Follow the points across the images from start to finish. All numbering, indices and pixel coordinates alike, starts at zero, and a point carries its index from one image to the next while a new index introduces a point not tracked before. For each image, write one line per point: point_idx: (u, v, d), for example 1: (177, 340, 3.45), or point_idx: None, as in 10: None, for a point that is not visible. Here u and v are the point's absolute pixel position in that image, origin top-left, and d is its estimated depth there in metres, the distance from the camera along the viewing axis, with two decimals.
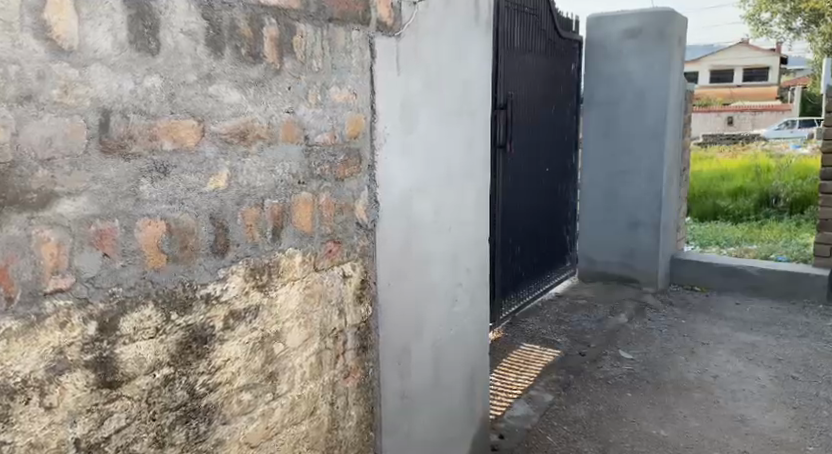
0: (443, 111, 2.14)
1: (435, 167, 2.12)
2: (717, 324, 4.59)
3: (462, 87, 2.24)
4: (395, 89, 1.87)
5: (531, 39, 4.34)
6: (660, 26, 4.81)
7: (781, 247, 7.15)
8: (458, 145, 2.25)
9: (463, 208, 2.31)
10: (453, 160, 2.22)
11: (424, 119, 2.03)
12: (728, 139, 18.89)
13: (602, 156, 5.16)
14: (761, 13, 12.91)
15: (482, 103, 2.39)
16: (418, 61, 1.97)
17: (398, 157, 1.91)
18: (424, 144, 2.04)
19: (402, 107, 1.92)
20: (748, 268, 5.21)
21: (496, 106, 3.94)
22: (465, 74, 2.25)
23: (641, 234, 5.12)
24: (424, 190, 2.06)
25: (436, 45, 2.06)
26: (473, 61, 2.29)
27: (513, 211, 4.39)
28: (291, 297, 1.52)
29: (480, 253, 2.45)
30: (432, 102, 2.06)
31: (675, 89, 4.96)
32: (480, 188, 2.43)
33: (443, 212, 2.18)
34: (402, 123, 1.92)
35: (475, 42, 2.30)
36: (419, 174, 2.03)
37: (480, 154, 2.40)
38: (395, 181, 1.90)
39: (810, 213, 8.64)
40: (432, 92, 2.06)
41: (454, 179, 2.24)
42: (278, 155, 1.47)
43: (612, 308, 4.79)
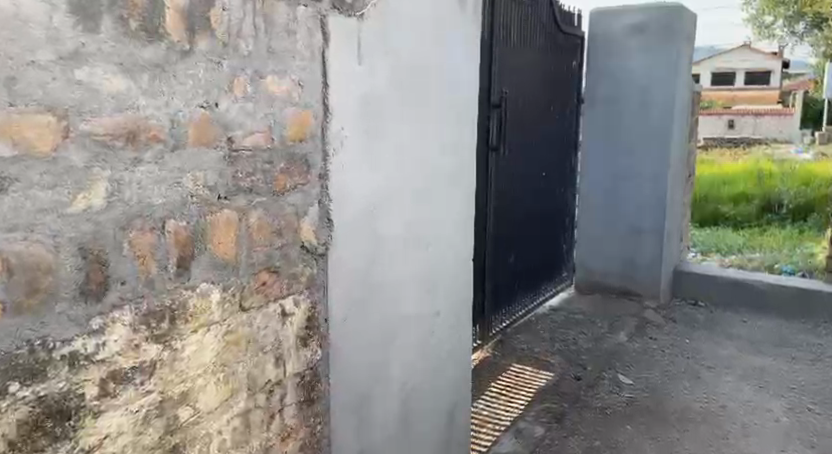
0: (421, 109, 1.79)
1: (410, 176, 1.77)
2: (723, 344, 4.26)
3: (444, 81, 1.89)
4: (358, 81, 1.53)
5: (530, 34, 4.00)
6: (667, 21, 4.47)
7: (785, 256, 6.84)
8: (439, 149, 1.90)
9: (445, 222, 1.96)
10: (432, 168, 1.88)
11: (397, 118, 1.68)
12: (728, 143, 18.58)
13: (603, 160, 4.81)
14: (765, 16, 12.54)
15: (469, 101, 2.05)
16: (387, 48, 1.62)
17: (360, 164, 1.57)
18: (397, 148, 1.70)
19: (367, 104, 1.57)
20: (756, 283, 4.87)
21: (490, 104, 3.60)
22: (448, 66, 1.90)
23: (643, 244, 4.78)
24: (395, 203, 1.72)
25: (413, 30, 1.71)
26: (458, 52, 1.94)
27: (507, 218, 4.05)
28: (204, 347, 1.19)
29: (464, 274, 2.11)
30: (407, 100, 1.72)
31: (683, 91, 4.61)
32: (464, 199, 2.07)
33: (419, 228, 1.83)
34: (365, 122, 1.57)
35: (461, 29, 1.96)
36: (388, 184, 1.68)
37: (465, 159, 2.06)
38: (356, 193, 1.56)
39: (814, 220, 8.36)
40: (408, 87, 1.72)
41: (434, 190, 1.90)
42: (186, 164, 1.12)
43: (610, 324, 4.46)
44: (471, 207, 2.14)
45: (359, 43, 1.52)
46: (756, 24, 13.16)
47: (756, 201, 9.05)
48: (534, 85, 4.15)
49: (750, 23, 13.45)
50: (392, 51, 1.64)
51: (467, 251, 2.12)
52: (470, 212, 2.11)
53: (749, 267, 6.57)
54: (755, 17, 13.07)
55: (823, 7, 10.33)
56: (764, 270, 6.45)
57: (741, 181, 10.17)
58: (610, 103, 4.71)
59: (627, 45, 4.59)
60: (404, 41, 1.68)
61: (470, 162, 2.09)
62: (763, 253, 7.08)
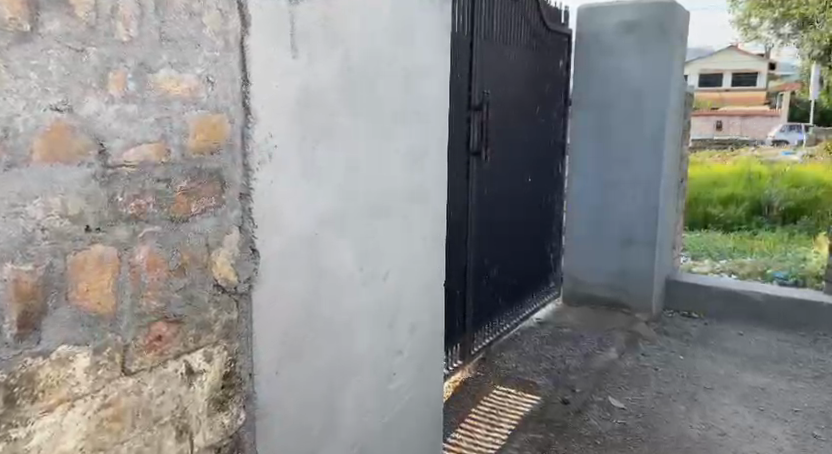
0: (378, 114, 1.51)
1: (366, 192, 1.49)
2: (719, 360, 4.01)
3: (407, 80, 1.61)
4: (294, 80, 1.24)
5: (514, 31, 3.74)
6: (659, 19, 4.20)
7: (778, 260, 6.62)
8: (402, 160, 1.63)
9: (409, 244, 1.69)
10: (394, 180, 1.60)
11: (347, 125, 1.41)
12: (716, 144, 18.45)
13: (592, 165, 4.55)
14: (750, 18, 12.38)
15: (437, 104, 1.78)
16: (332, 41, 1.33)
17: (300, 182, 1.28)
18: (348, 161, 1.42)
19: (307, 108, 1.28)
20: (752, 294, 4.62)
21: (470, 106, 3.32)
22: (412, 63, 1.63)
23: (634, 253, 4.52)
24: (347, 228, 1.44)
25: (367, 19, 1.43)
26: (423, 46, 1.67)
27: (489, 229, 3.78)
28: (68, 431, 0.87)
29: (434, 302, 1.83)
30: (361, 103, 1.44)
31: (676, 92, 4.36)
32: (432, 216, 1.79)
33: (377, 253, 1.55)
34: (305, 130, 1.28)
35: (428, 21, 1.68)
36: (337, 205, 1.40)
37: (434, 172, 1.79)
38: (293, 217, 1.27)
39: (804, 223, 8.16)
40: (362, 86, 1.44)
41: (396, 209, 1.62)
42: (32, 187, 0.81)
43: (599, 340, 4.20)
44: (441, 226, 1.85)
45: (293, 34, 1.23)
46: (742, 27, 12.97)
47: (746, 203, 8.84)
48: (518, 85, 3.87)
49: (736, 25, 13.27)
50: (340, 44, 1.36)
51: (437, 276, 1.85)
52: (440, 231, 1.85)
53: (740, 272, 6.33)
54: (741, 18, 12.88)
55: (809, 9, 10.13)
56: (756, 275, 6.22)
57: (730, 183, 9.97)
58: (600, 104, 4.45)
59: (617, 44, 4.33)
60: (355, 33, 1.40)
61: (440, 174, 1.82)
62: (756, 257, 6.86)
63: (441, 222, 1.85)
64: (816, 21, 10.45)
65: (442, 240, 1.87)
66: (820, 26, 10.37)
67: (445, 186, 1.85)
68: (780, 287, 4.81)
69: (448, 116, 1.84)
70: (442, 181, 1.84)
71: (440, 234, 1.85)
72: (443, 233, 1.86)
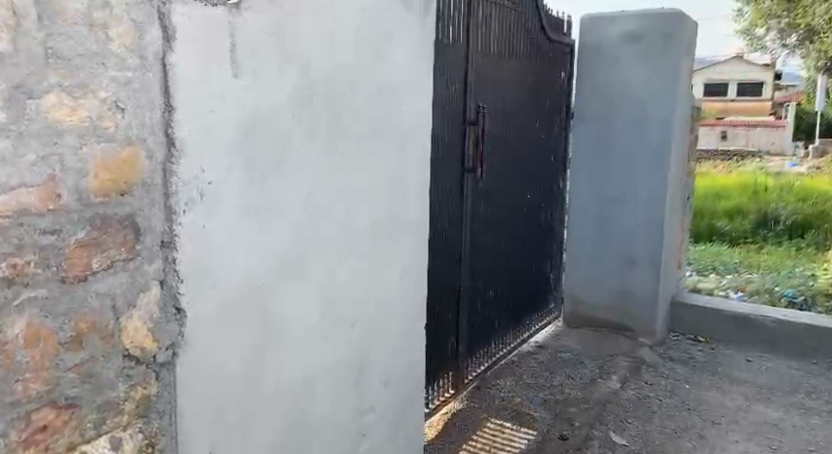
0: (348, 140, 1.31)
1: (332, 230, 1.29)
2: (728, 391, 3.78)
3: (382, 101, 1.42)
4: (235, 106, 1.04)
5: (513, 41, 3.54)
6: (667, 29, 3.99)
7: (785, 276, 6.39)
8: (376, 191, 1.43)
9: (384, 285, 1.49)
10: (367, 213, 1.40)
11: (307, 154, 1.21)
12: (719, 155, 18.23)
13: (594, 181, 4.34)
14: (755, 28, 12.18)
15: (420, 127, 1.59)
16: (285, 57, 1.14)
17: (243, 223, 1.08)
18: (310, 197, 1.22)
19: (253, 137, 1.09)
20: (761, 318, 4.40)
21: (465, 120, 3.12)
22: (388, 82, 1.44)
23: (637, 273, 4.30)
24: (307, 275, 1.24)
25: (331, 34, 1.24)
26: (401, 63, 1.48)
27: (484, 249, 3.57)
28: None
29: (412, 347, 1.64)
30: (325, 128, 1.25)
31: (683, 106, 4.14)
32: (411, 252, 1.60)
33: (346, 297, 1.36)
34: (249, 162, 1.08)
35: (406, 35, 1.49)
36: (295, 246, 1.20)
37: (416, 202, 1.60)
38: (233, 265, 1.07)
39: (812, 237, 7.93)
40: (327, 109, 1.25)
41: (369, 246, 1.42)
42: None
43: (601, 367, 3.98)
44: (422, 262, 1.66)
45: (234, 49, 1.03)
46: (746, 36, 12.68)
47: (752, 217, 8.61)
48: (517, 98, 3.68)
49: (740, 35, 13.04)
50: (297, 61, 1.16)
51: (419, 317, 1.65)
52: (422, 267, 1.65)
53: (747, 290, 6.09)
54: (745, 28, 12.66)
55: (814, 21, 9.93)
56: (763, 293, 5.99)
57: (736, 195, 9.73)
58: (602, 118, 4.24)
59: (621, 55, 4.13)
60: (316, 48, 1.20)
61: (422, 204, 1.63)
62: (763, 273, 6.63)
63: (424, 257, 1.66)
64: (821, 30, 10.24)
65: (423, 277, 1.67)
66: (825, 36, 10.15)
67: (426, 216, 1.65)
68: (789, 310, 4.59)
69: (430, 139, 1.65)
70: (425, 211, 1.65)
71: (421, 270, 1.66)
72: (424, 269, 1.66)
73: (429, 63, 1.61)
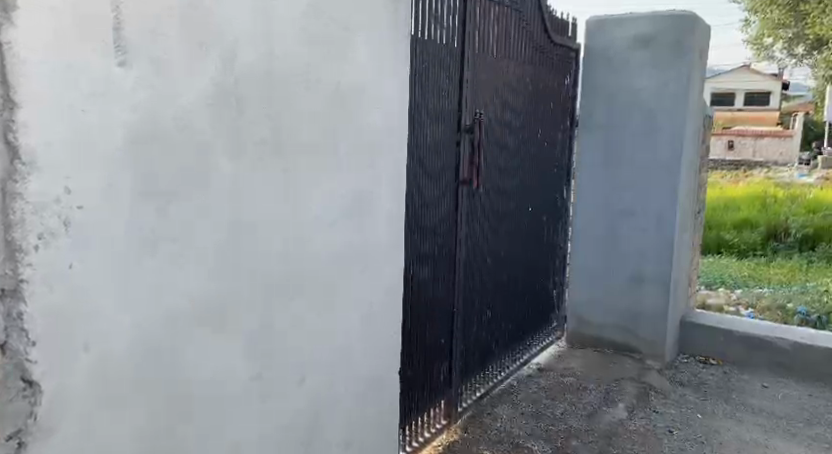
0: (284, 158, 1.10)
1: (261, 264, 1.08)
2: (744, 421, 3.49)
3: (331, 111, 1.21)
4: (129, 110, 0.82)
5: (515, 44, 3.29)
6: (679, 33, 3.70)
7: (797, 291, 6.08)
8: (326, 222, 1.22)
9: (337, 331, 1.29)
10: (313, 247, 1.20)
11: (233, 180, 1.00)
12: (727, 164, 17.86)
13: (600, 193, 4.07)
14: (762, 37, 11.86)
15: (382, 142, 1.38)
16: (201, 46, 0.91)
17: (145, 263, 0.87)
18: (235, 230, 1.01)
19: (155, 150, 0.86)
20: (778, 342, 4.10)
21: (460, 128, 2.87)
22: (340, 89, 1.23)
23: (645, 292, 4.01)
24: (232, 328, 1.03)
25: (263, 26, 1.02)
26: (354, 63, 1.27)
27: (480, 267, 3.29)
28: None
29: (370, 397, 1.43)
30: (254, 144, 1.03)
31: (695, 115, 3.86)
32: (374, 289, 1.40)
33: (285, 348, 1.15)
34: (151, 187, 0.86)
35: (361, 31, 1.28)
36: (215, 292, 0.99)
37: (380, 227, 1.40)
38: (128, 319, 0.85)
39: (822, 250, 7.63)
40: (258, 119, 1.03)
41: (318, 286, 1.22)
42: None
43: (606, 392, 3.70)
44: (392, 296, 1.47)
45: (128, 36, 0.81)
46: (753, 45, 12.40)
47: (760, 228, 8.30)
48: (519, 106, 3.43)
49: (746, 44, 12.73)
50: (220, 58, 0.95)
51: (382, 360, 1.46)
52: (388, 302, 1.46)
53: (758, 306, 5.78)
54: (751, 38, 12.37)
55: (824, 29, 9.60)
56: (774, 308, 5.67)
57: (744, 207, 9.41)
58: (609, 128, 3.98)
59: (630, 60, 3.86)
60: (246, 36, 0.99)
61: (390, 230, 1.44)
62: (773, 287, 6.32)
63: (393, 291, 1.47)
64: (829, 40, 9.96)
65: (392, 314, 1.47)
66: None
67: (394, 244, 1.45)
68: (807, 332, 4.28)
69: (400, 155, 1.45)
70: (393, 238, 1.46)
71: (390, 308, 1.46)
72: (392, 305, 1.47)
73: (394, 66, 1.41)
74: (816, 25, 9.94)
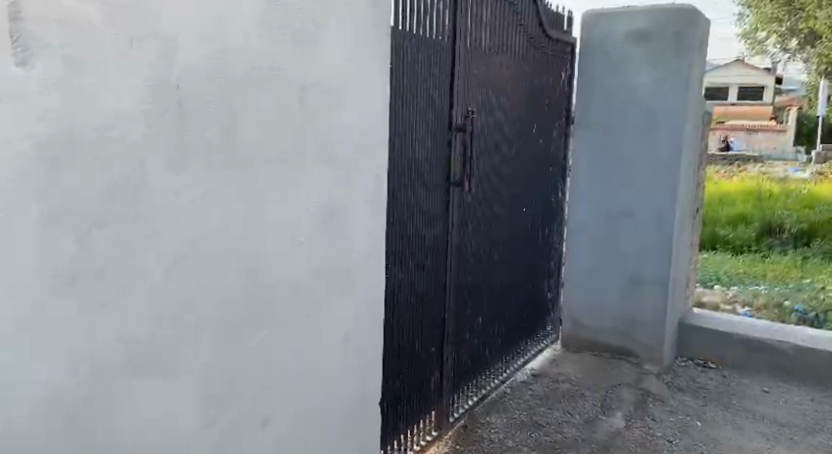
0: (226, 164, 1.06)
1: (197, 282, 1.04)
2: (744, 429, 3.37)
3: (282, 114, 1.17)
4: (43, 119, 0.78)
5: (508, 38, 3.14)
6: (680, 28, 3.56)
7: (794, 288, 5.98)
8: (276, 230, 1.19)
9: (285, 341, 1.26)
10: (262, 256, 1.16)
11: (169, 193, 0.96)
12: (723, 160, 17.72)
13: (597, 192, 3.94)
14: (756, 31, 11.73)
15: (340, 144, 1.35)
16: (121, 62, 0.87)
17: (70, 285, 0.83)
18: (168, 243, 0.97)
19: (76, 160, 0.82)
20: (782, 345, 3.97)
21: (451, 127, 2.73)
22: (291, 91, 1.19)
23: (644, 295, 3.88)
24: (167, 346, 1.00)
25: (206, 23, 1.00)
26: (311, 62, 1.23)
27: (472, 272, 3.15)
28: None
29: (322, 404, 1.39)
30: (193, 151, 0.99)
31: (695, 113, 3.73)
32: (325, 298, 1.36)
33: (228, 362, 1.12)
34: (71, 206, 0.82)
35: (319, 29, 1.24)
36: (150, 310, 0.96)
37: (333, 234, 1.35)
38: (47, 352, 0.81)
39: (817, 246, 7.55)
40: (198, 123, 1.00)
41: (266, 295, 1.19)
42: None
43: (603, 399, 3.57)
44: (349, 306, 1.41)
45: (37, 38, 0.77)
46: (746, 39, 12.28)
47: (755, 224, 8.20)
48: (513, 102, 3.28)
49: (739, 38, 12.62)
50: (156, 53, 0.92)
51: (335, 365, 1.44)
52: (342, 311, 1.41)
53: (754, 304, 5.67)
54: (744, 32, 12.25)
55: (817, 23, 9.53)
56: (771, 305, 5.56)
57: (738, 202, 9.31)
58: (608, 126, 3.84)
59: (629, 54, 3.72)
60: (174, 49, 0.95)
61: (345, 238, 1.40)
62: (769, 284, 6.22)
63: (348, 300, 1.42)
64: (822, 34, 9.87)
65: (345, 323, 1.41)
66: (827, 40, 9.79)
67: (350, 252, 1.41)
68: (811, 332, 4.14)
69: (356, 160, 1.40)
70: (350, 245, 1.41)
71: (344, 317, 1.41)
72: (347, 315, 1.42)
73: (358, 63, 1.37)
74: (809, 19, 9.84)
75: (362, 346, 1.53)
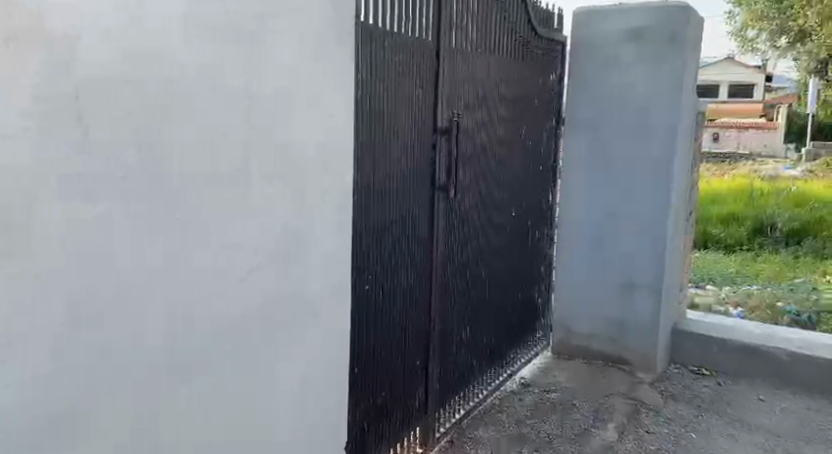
0: (140, 173, 1.01)
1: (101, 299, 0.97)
2: (740, 438, 3.22)
3: (203, 127, 1.11)
4: None
5: (495, 37, 3.01)
6: (671, 27, 3.44)
7: (787, 289, 5.87)
8: (195, 247, 1.13)
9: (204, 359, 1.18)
10: (180, 276, 1.11)
11: (66, 214, 0.90)
12: (715, 158, 17.65)
13: (590, 196, 3.82)
14: (746, 30, 11.66)
15: (272, 154, 1.28)
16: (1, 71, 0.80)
17: None
18: (67, 265, 0.91)
19: None
20: (775, 350, 3.75)
21: (435, 130, 2.60)
22: (216, 98, 1.13)
23: (637, 301, 3.76)
24: (68, 370, 0.93)
25: (113, 28, 0.94)
26: (238, 70, 1.17)
27: (460, 281, 3.03)
28: None
29: None
30: (97, 167, 0.94)
31: (689, 114, 3.61)
32: (251, 309, 1.28)
33: (141, 387, 1.07)
34: None
35: (247, 35, 1.18)
36: (46, 340, 0.89)
37: (263, 242, 1.29)
38: None
39: (809, 243, 7.45)
40: (103, 139, 0.94)
41: (187, 317, 1.13)
42: None
43: (594, 408, 3.44)
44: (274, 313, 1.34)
45: None
46: (736, 37, 12.22)
47: (747, 223, 8.11)
48: (501, 103, 3.16)
49: (730, 36, 12.56)
50: (49, 61, 0.86)
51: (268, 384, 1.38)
52: (271, 321, 1.34)
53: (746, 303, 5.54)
54: (735, 30, 12.20)
55: (807, 21, 9.47)
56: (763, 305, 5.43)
57: (730, 201, 9.23)
58: (600, 127, 3.72)
59: (621, 53, 3.60)
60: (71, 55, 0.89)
61: (277, 243, 1.33)
62: (760, 284, 6.11)
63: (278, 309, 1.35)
64: (811, 32, 9.82)
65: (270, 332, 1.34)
66: (816, 38, 9.74)
67: (284, 257, 1.36)
68: (811, 333, 3.94)
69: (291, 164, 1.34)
70: (284, 253, 1.35)
71: (270, 323, 1.34)
72: (276, 321, 1.36)
73: (294, 70, 1.31)
74: (798, 17, 9.78)
75: (300, 365, 1.46)
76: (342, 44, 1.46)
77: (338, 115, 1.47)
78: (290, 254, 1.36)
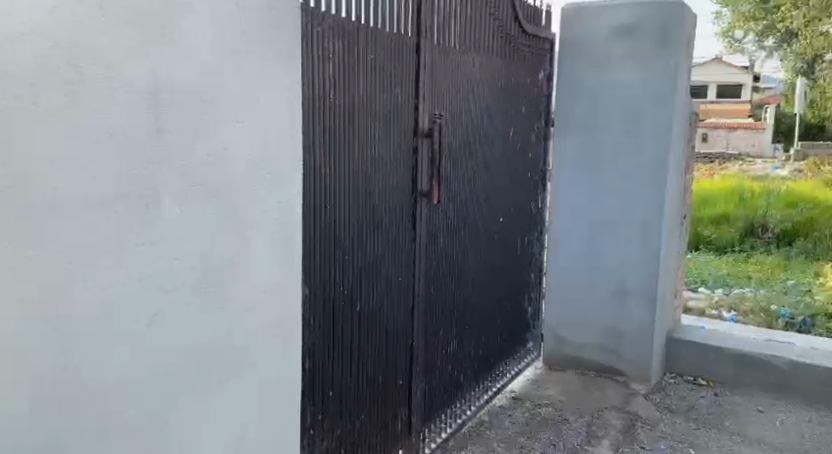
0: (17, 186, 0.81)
1: None
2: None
3: (105, 129, 0.92)
4: None
5: (480, 34, 2.84)
6: (664, 23, 3.29)
7: (781, 292, 5.71)
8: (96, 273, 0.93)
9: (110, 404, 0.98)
10: (79, 308, 0.91)
11: None
12: (703, 158, 17.60)
13: (582, 200, 3.64)
14: (734, 31, 11.60)
15: (198, 160, 1.08)
16: None
17: None
18: None
19: None
20: (773, 359, 3.52)
21: (415, 133, 2.42)
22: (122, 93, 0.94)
23: (632, 311, 3.59)
24: None
25: None
26: (157, 64, 0.98)
27: (445, 293, 2.84)
28: None
29: None
30: None
31: (683, 114, 3.46)
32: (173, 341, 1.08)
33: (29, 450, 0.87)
34: None
35: (162, 21, 0.99)
36: None
37: (188, 263, 1.09)
38: None
39: (802, 245, 7.32)
40: None
41: (88, 356, 0.93)
42: None
43: (585, 423, 3.25)
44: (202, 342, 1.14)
45: None
46: (725, 39, 12.16)
47: (739, 224, 7.96)
48: (487, 104, 2.98)
49: (718, 38, 12.49)
50: None
51: (208, 423, 1.18)
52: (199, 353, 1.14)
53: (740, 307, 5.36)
54: (722, 32, 12.13)
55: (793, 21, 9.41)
56: (757, 309, 5.25)
57: (722, 202, 9.09)
58: (591, 128, 3.54)
59: (611, 52, 3.44)
60: None
61: (209, 262, 1.13)
62: (753, 287, 5.94)
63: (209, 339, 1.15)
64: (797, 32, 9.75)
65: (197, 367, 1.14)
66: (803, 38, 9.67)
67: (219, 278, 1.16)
68: (811, 339, 3.75)
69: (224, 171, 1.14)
70: (217, 273, 1.15)
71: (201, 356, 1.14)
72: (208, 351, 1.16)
73: (232, 62, 1.13)
74: (785, 17, 9.72)
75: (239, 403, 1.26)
76: (282, 29, 1.26)
77: (283, 113, 1.27)
78: (224, 273, 1.17)
